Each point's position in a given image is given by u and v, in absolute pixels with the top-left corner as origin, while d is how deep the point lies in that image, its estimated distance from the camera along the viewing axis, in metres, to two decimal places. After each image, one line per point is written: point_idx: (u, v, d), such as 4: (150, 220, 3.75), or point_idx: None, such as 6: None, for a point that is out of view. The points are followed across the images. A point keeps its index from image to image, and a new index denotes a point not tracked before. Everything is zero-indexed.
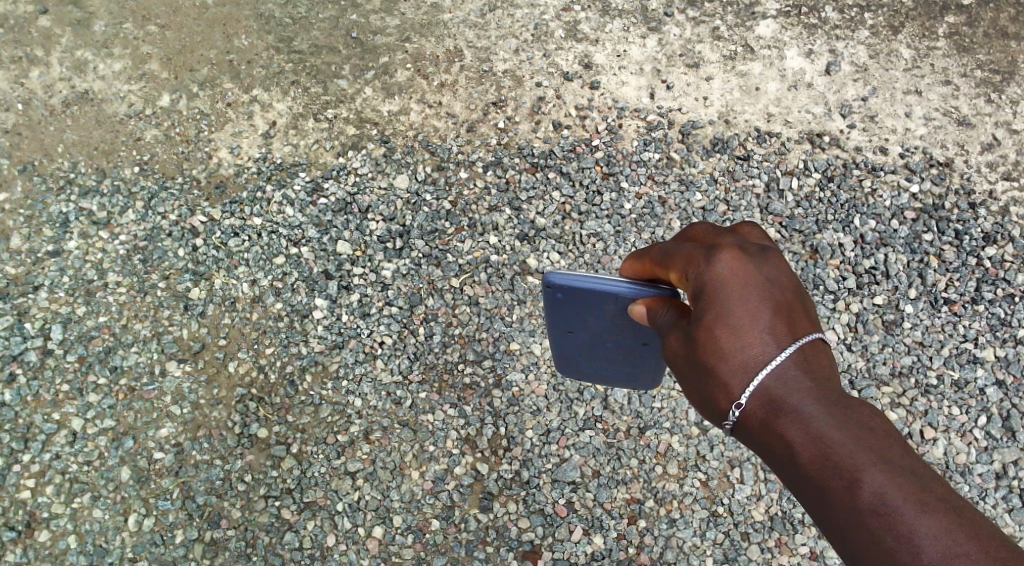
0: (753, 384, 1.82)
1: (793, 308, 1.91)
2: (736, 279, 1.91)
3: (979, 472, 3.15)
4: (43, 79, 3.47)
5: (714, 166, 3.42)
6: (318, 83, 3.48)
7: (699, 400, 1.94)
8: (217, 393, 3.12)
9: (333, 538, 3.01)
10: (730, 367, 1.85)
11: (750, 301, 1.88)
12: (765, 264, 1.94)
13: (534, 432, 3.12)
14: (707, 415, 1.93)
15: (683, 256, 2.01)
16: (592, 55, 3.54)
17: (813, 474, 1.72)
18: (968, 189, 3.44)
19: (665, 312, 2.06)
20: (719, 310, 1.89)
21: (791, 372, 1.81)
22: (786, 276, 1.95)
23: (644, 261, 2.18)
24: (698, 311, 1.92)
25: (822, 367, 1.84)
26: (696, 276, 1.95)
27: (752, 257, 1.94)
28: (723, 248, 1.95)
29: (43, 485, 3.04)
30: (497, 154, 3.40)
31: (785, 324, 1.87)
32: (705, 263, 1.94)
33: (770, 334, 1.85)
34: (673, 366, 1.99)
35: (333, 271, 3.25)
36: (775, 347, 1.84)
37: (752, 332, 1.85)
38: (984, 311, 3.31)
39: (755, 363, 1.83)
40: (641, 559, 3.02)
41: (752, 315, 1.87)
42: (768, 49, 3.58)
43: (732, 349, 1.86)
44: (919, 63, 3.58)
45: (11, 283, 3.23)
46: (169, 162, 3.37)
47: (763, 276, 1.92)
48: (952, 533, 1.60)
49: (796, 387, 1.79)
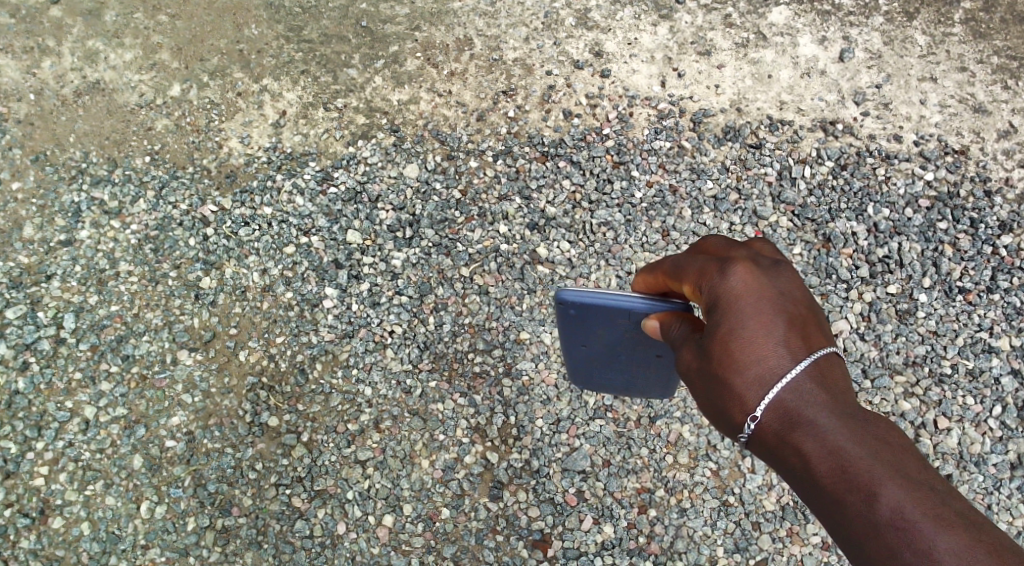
0: (768, 397, 1.81)
1: (807, 321, 1.90)
2: (750, 292, 1.91)
3: (994, 462, 3.12)
4: (54, 69, 3.49)
5: (725, 155, 3.40)
6: (329, 72, 3.48)
7: (713, 413, 1.93)
8: (227, 382, 3.13)
9: (344, 526, 3.02)
10: (744, 380, 1.85)
11: (765, 314, 1.88)
12: (778, 278, 1.94)
13: (544, 421, 3.11)
14: (722, 429, 1.93)
15: (696, 269, 2.01)
16: (603, 43, 3.52)
17: (830, 488, 1.71)
18: (984, 177, 3.40)
19: (677, 326, 2.06)
20: (733, 322, 1.88)
21: (807, 385, 1.80)
22: (800, 289, 1.95)
23: (656, 273, 2.17)
24: (712, 323, 1.92)
25: (838, 381, 1.83)
26: (710, 289, 1.95)
27: (766, 270, 1.94)
28: (737, 261, 1.95)
29: (56, 473, 3.06)
30: (508, 143, 3.39)
31: (800, 336, 1.86)
32: (719, 276, 1.94)
33: (785, 346, 1.84)
34: (686, 379, 1.98)
35: (343, 260, 3.25)
36: (790, 360, 1.83)
37: (767, 345, 1.85)
38: (999, 300, 3.27)
39: (771, 375, 1.82)
40: (652, 548, 3.02)
41: (767, 328, 1.86)
42: (781, 36, 3.55)
43: (747, 362, 1.85)
44: (934, 50, 3.54)
45: (24, 273, 3.25)
46: (180, 152, 3.38)
47: (777, 289, 1.91)
48: (972, 549, 1.57)
49: (811, 401, 1.78)
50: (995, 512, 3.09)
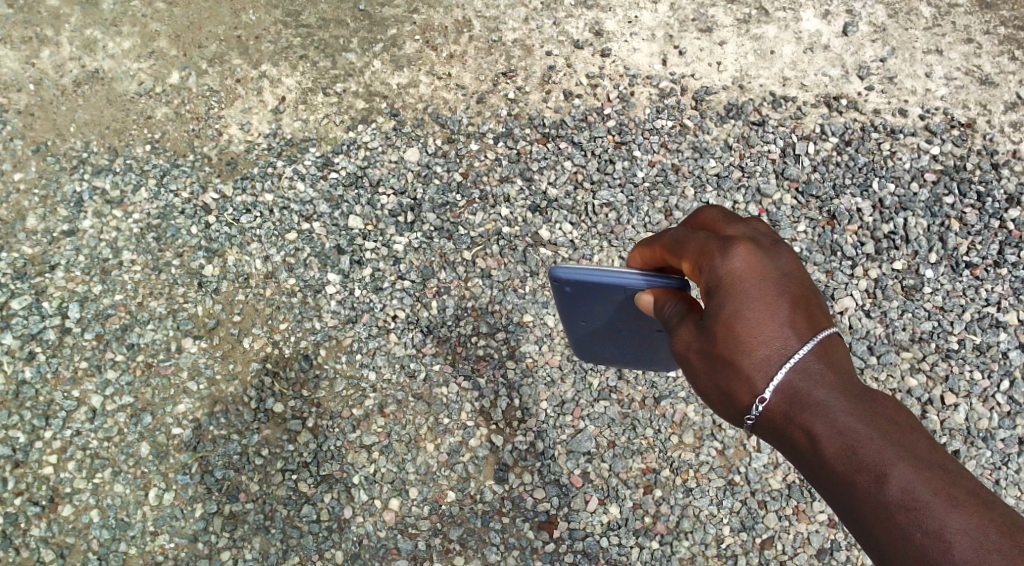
0: (776, 378, 1.83)
1: (809, 300, 1.91)
2: (752, 272, 1.90)
3: (1002, 437, 3.11)
4: (53, 59, 3.48)
5: (728, 133, 3.37)
6: (327, 57, 3.46)
7: (716, 394, 1.95)
8: (232, 368, 3.14)
9: (350, 510, 3.03)
10: (752, 360, 1.86)
11: (769, 296, 1.88)
12: (778, 257, 1.94)
13: (549, 403, 3.11)
14: (725, 412, 1.94)
15: (696, 247, 1.99)
16: (603, 22, 3.49)
17: (839, 470, 1.73)
18: (991, 150, 3.36)
19: (673, 305, 2.06)
20: (738, 303, 1.89)
21: (814, 366, 1.82)
22: (799, 268, 1.95)
23: (654, 248, 2.15)
24: (713, 304, 1.92)
25: (842, 361, 1.85)
26: (710, 270, 1.94)
27: (766, 250, 1.93)
28: (739, 240, 1.93)
29: (65, 461, 3.09)
30: (508, 125, 3.37)
31: (803, 318, 1.88)
32: (720, 257, 1.92)
33: (790, 328, 1.86)
34: (684, 360, 1.99)
35: (345, 246, 3.25)
36: (796, 340, 1.85)
37: (773, 327, 1.86)
38: (1006, 274, 3.25)
39: (778, 357, 1.84)
40: (658, 528, 3.02)
41: (771, 310, 1.87)
42: (784, 11, 3.50)
43: (753, 344, 1.86)
44: (939, 21, 3.50)
45: (29, 264, 3.26)
46: (180, 140, 3.37)
47: (778, 269, 1.91)
48: (984, 529, 1.59)
49: (818, 382, 1.80)
50: (1003, 487, 3.07)
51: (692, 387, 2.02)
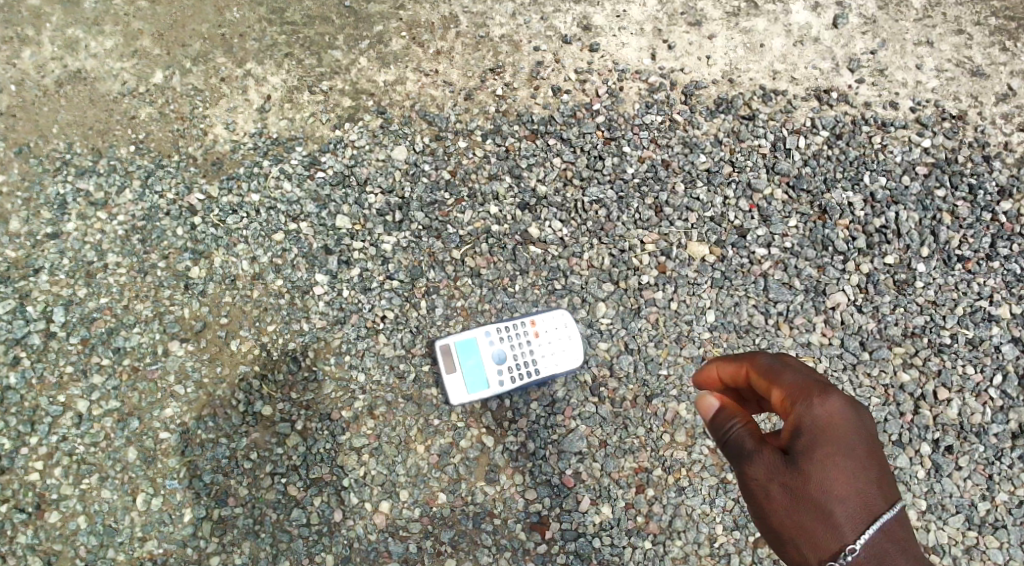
0: (867, 535, 2.24)
1: (889, 480, 2.33)
2: (845, 429, 2.30)
3: (995, 432, 3.14)
4: (34, 59, 3.33)
5: (718, 128, 3.34)
6: (313, 55, 3.37)
7: (792, 530, 2.31)
8: (220, 371, 3.12)
9: (340, 513, 3.05)
10: (842, 512, 2.26)
11: (857, 466, 2.29)
12: (863, 421, 2.33)
13: (540, 403, 3.11)
14: (798, 551, 2.30)
15: (790, 386, 2.35)
16: (591, 16, 3.41)
17: None
18: (983, 142, 3.35)
19: (738, 425, 2.36)
20: (835, 458, 2.28)
21: (895, 531, 2.26)
22: (875, 436, 2.36)
23: (738, 366, 2.50)
24: (807, 462, 2.28)
25: (907, 530, 2.30)
26: (806, 408, 2.30)
27: (852, 407, 2.33)
28: (833, 390, 2.32)
29: (51, 467, 3.06)
30: (496, 122, 3.33)
31: (887, 493, 2.30)
32: (820, 401, 2.30)
33: (876, 487, 2.29)
34: (760, 492, 2.33)
35: (333, 246, 3.22)
36: (883, 502, 2.28)
37: (860, 491, 2.27)
38: (999, 267, 3.25)
39: (871, 516, 2.25)
40: (651, 528, 3.08)
41: (862, 476, 2.28)
42: (773, 4, 3.43)
43: (842, 490, 2.27)
44: (930, 12, 3.44)
45: (12, 267, 3.19)
46: (165, 140, 3.30)
47: (858, 438, 2.31)
48: None
49: (902, 555, 2.24)
50: (996, 482, 3.11)
51: (757, 512, 2.36)
